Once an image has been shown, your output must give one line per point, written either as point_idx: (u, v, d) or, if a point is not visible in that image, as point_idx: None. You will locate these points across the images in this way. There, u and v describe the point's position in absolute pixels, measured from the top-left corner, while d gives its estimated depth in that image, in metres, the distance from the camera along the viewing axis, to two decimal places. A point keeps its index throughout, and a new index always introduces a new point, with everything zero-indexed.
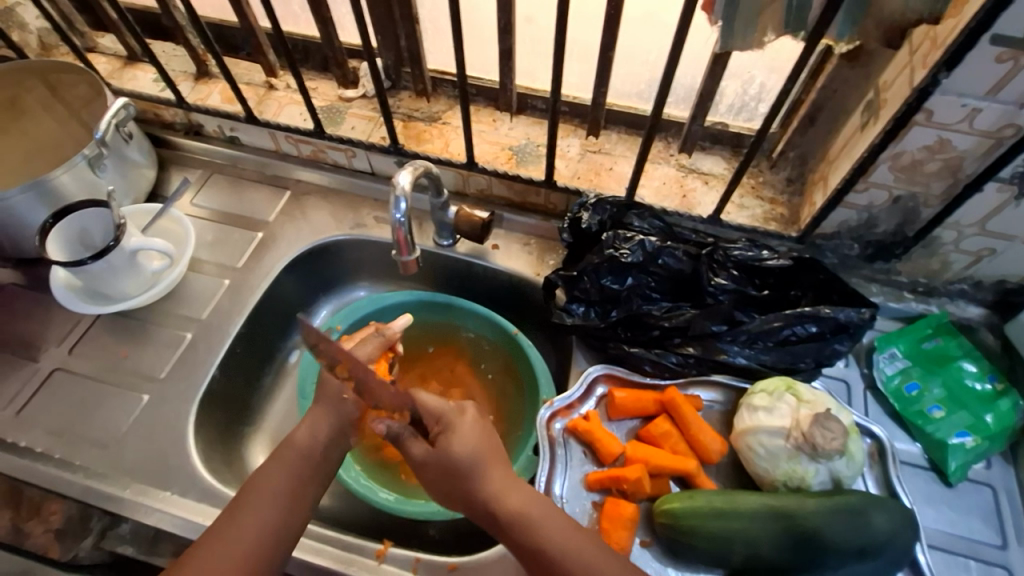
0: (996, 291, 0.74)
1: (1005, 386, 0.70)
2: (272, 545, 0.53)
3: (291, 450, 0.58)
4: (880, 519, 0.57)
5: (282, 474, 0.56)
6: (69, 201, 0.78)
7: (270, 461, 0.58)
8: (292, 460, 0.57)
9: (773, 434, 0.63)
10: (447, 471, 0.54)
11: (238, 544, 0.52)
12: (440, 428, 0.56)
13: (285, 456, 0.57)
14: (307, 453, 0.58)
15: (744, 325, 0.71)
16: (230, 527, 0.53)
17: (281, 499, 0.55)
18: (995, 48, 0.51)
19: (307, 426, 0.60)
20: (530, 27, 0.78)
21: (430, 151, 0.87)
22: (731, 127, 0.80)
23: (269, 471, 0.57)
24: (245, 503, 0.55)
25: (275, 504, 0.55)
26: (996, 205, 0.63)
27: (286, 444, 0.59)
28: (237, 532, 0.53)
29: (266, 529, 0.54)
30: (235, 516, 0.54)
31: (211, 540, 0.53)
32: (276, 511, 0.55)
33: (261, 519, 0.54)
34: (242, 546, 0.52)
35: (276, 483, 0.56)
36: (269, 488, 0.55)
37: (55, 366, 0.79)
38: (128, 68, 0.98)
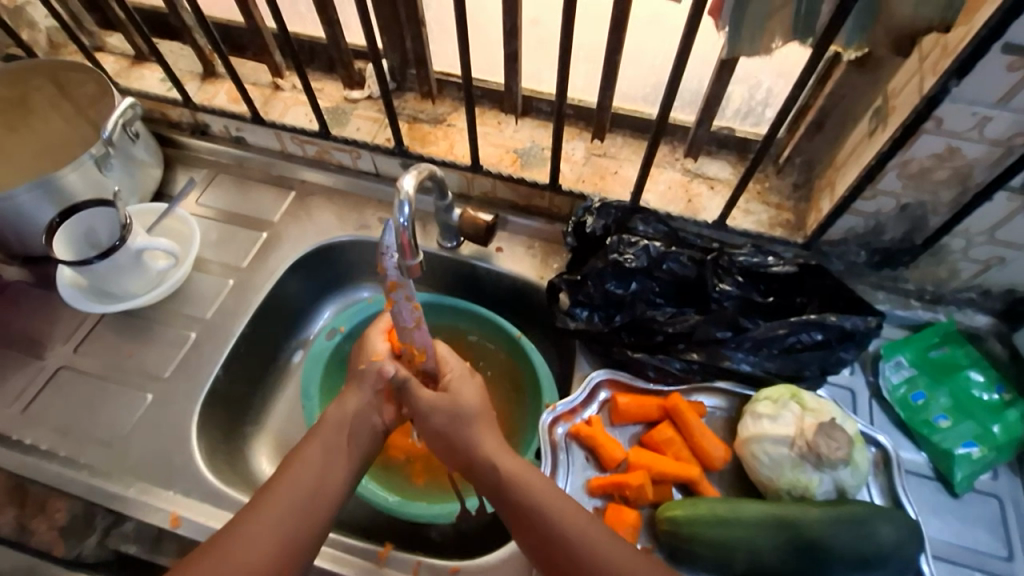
0: (1005, 299, 0.74)
1: (1012, 396, 0.70)
2: (311, 509, 0.55)
3: (325, 423, 0.61)
4: (886, 530, 0.56)
5: (321, 444, 0.59)
6: (75, 200, 0.79)
7: (308, 438, 0.60)
8: (328, 431, 0.60)
9: (778, 442, 0.62)
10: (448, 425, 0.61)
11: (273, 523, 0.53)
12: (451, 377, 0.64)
13: (323, 428, 0.60)
14: (345, 425, 0.61)
15: (749, 331, 0.70)
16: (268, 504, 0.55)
17: (318, 468, 0.58)
18: (1007, 56, 0.50)
19: (341, 404, 0.62)
20: (536, 30, 0.78)
21: (434, 153, 0.87)
22: (738, 132, 0.79)
23: (311, 440, 0.60)
24: (285, 469, 0.57)
25: (314, 472, 0.57)
26: (1006, 213, 0.63)
27: (323, 417, 0.61)
28: (277, 495, 0.55)
29: (304, 492, 0.56)
30: (275, 482, 0.56)
31: (252, 505, 0.55)
32: (314, 476, 0.57)
33: (298, 484, 0.56)
34: (278, 511, 0.54)
35: (313, 452, 0.58)
36: (304, 469, 0.57)
37: (61, 364, 0.79)
38: (135, 67, 0.99)
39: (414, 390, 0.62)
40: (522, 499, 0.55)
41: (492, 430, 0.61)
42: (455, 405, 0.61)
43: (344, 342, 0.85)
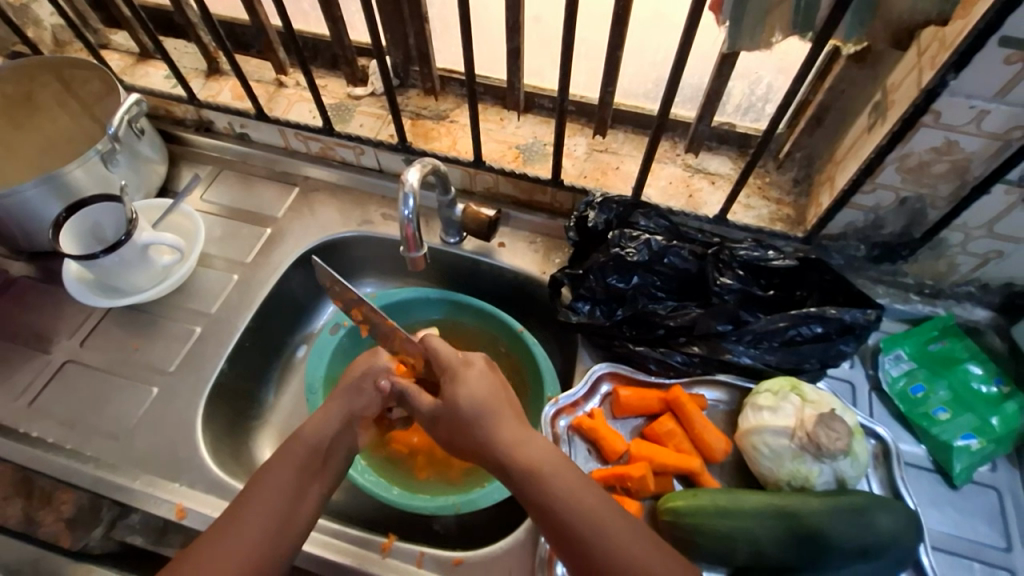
0: (1003, 293, 0.74)
1: (1011, 389, 0.70)
2: (283, 534, 0.55)
3: (296, 444, 0.59)
4: (884, 520, 0.57)
5: (291, 465, 0.58)
6: (82, 196, 0.79)
7: (280, 455, 0.59)
8: (299, 455, 0.59)
9: (777, 434, 0.63)
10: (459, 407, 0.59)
11: (242, 543, 0.53)
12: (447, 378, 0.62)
13: (293, 448, 0.59)
14: (316, 449, 0.60)
15: (750, 324, 0.70)
16: (239, 523, 0.54)
17: (289, 493, 0.56)
18: (1004, 49, 0.50)
19: (311, 427, 0.61)
20: (538, 26, 0.79)
21: (437, 149, 0.88)
22: (738, 127, 0.80)
23: (280, 461, 0.58)
24: (255, 493, 0.56)
25: (284, 498, 0.56)
26: (1004, 207, 0.63)
27: (294, 437, 0.60)
28: (249, 521, 0.54)
29: (274, 523, 0.54)
30: (243, 508, 0.55)
31: (223, 531, 0.53)
32: (284, 501, 0.56)
33: (272, 503, 0.55)
34: (244, 540, 0.53)
35: (284, 475, 0.57)
36: (275, 488, 0.56)
37: (67, 358, 0.80)
38: (140, 65, 1.00)
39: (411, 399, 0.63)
40: (540, 492, 0.53)
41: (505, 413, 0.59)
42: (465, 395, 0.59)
43: (347, 337, 0.86)
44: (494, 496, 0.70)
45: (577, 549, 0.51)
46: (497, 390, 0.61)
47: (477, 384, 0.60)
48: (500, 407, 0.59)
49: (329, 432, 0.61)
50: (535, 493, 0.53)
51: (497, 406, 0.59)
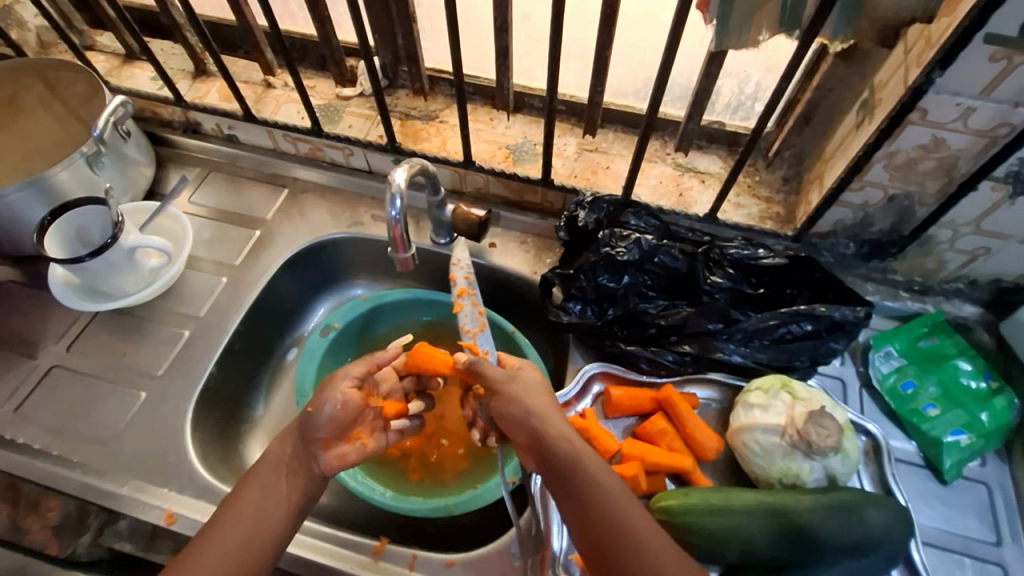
0: (992, 289, 0.75)
1: (1000, 384, 0.71)
2: (248, 555, 0.54)
3: (262, 465, 0.59)
4: (875, 516, 0.57)
5: (258, 485, 0.58)
6: (67, 199, 0.79)
7: (246, 477, 0.59)
8: (261, 475, 0.58)
9: (768, 432, 0.63)
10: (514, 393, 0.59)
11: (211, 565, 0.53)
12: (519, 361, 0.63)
13: (261, 467, 0.59)
14: (281, 468, 0.59)
15: (740, 323, 0.71)
16: (206, 545, 0.54)
17: (252, 513, 0.56)
18: (988, 47, 0.51)
19: (277, 447, 0.60)
20: (527, 26, 0.79)
21: (427, 149, 0.88)
22: (727, 126, 0.80)
23: (251, 480, 0.58)
24: (223, 514, 0.56)
25: (247, 518, 0.56)
26: (991, 203, 0.64)
27: (264, 457, 0.60)
28: (214, 542, 0.54)
29: (237, 544, 0.54)
30: (210, 531, 0.55)
31: (189, 552, 0.54)
32: (249, 521, 0.56)
33: (236, 524, 0.55)
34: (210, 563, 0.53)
35: (251, 495, 0.57)
36: (240, 508, 0.56)
37: (53, 363, 0.79)
38: (126, 66, 0.99)
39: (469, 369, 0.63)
40: (575, 474, 0.54)
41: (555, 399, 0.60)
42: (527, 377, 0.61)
43: (337, 339, 0.85)
44: (483, 498, 0.69)
45: (593, 532, 0.52)
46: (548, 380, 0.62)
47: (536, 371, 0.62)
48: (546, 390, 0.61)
49: (289, 449, 0.60)
50: (581, 487, 0.54)
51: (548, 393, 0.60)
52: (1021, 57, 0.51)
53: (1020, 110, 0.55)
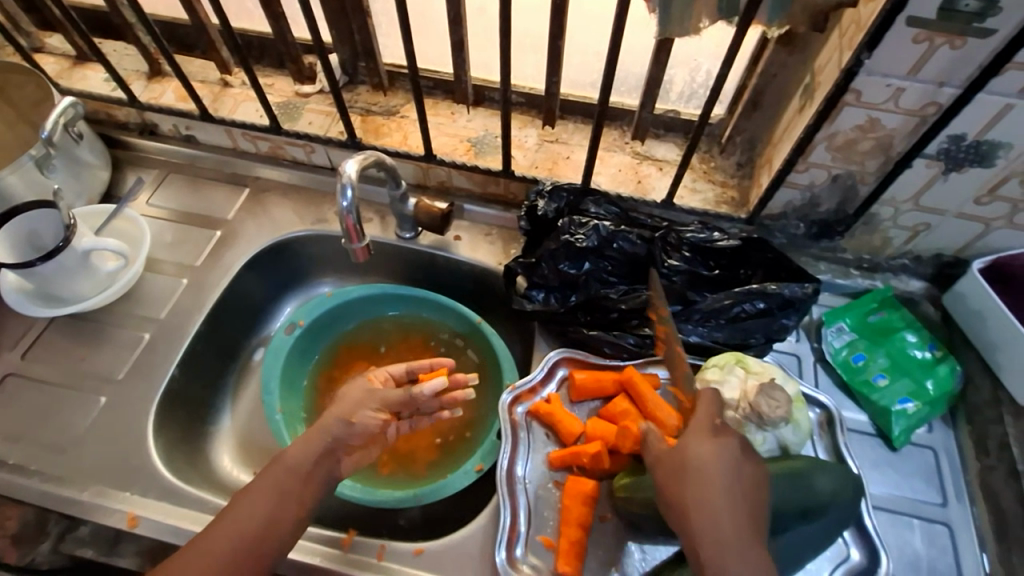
0: (935, 264, 0.78)
1: (943, 353, 0.74)
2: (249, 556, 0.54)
3: (279, 468, 0.58)
4: (823, 481, 0.59)
5: (273, 485, 0.57)
6: (16, 203, 0.77)
7: (264, 474, 0.58)
8: (279, 478, 0.58)
9: (723, 406, 0.65)
10: (676, 475, 0.54)
11: (208, 558, 0.52)
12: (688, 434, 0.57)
13: (278, 467, 0.59)
14: (299, 471, 0.59)
15: (696, 303, 0.73)
16: (212, 541, 0.54)
17: (263, 514, 0.56)
18: (911, 29, 0.53)
19: (298, 450, 0.60)
20: (482, 19, 0.80)
21: (388, 145, 0.88)
22: (682, 114, 0.82)
23: (266, 479, 0.58)
24: (233, 512, 0.56)
25: (259, 518, 0.55)
26: (927, 180, 0.67)
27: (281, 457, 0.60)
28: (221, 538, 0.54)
29: (241, 544, 0.54)
30: (217, 527, 0.55)
31: (191, 547, 0.53)
32: (260, 521, 0.55)
33: (246, 524, 0.55)
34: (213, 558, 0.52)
35: (263, 494, 0.57)
36: (250, 508, 0.56)
37: (9, 371, 0.78)
38: (77, 68, 0.97)
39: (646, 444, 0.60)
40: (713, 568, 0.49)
41: (728, 484, 0.52)
42: (678, 456, 0.55)
43: (303, 337, 0.85)
44: (452, 486, 0.70)
45: None
46: (722, 457, 0.54)
47: (704, 447, 0.55)
48: (720, 475, 0.53)
49: (313, 453, 0.60)
50: None
51: (721, 478, 0.53)
52: (941, 39, 0.54)
53: (945, 89, 0.58)
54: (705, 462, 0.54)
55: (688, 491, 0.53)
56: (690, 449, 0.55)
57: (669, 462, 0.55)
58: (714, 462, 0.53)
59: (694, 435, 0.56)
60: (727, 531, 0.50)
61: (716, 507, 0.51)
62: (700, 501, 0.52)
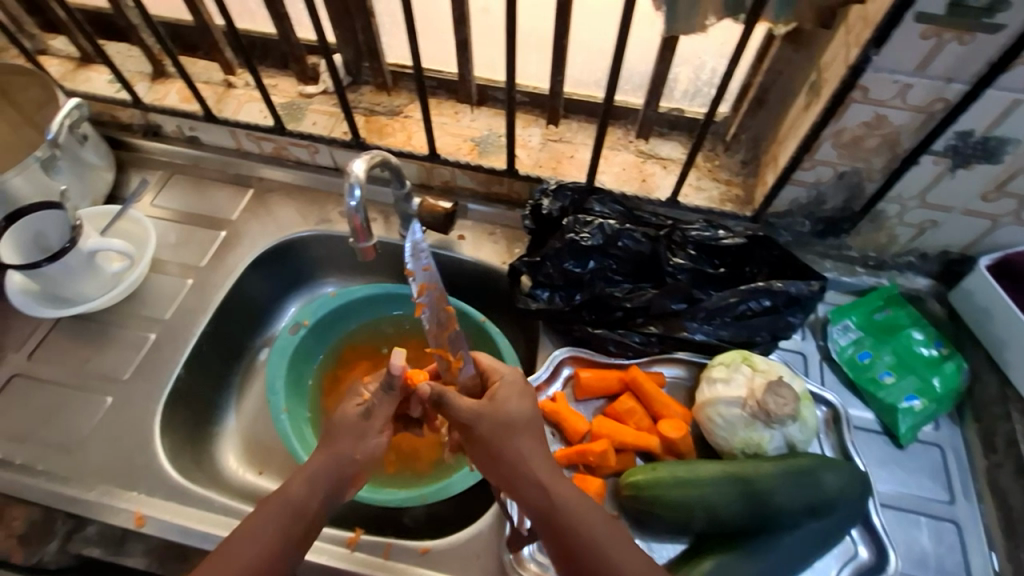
0: (941, 261, 0.78)
1: (950, 350, 0.74)
2: None
3: (281, 499, 0.54)
4: (831, 478, 0.59)
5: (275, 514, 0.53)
6: (23, 204, 0.77)
7: (261, 509, 0.54)
8: (280, 514, 0.53)
9: (730, 404, 0.64)
10: (499, 431, 0.56)
11: None
12: (498, 388, 0.59)
13: (279, 496, 0.54)
14: (305, 502, 0.54)
15: (702, 301, 0.73)
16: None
17: (265, 543, 0.52)
18: (919, 25, 0.53)
19: (301, 477, 0.55)
20: (486, 18, 0.80)
21: (393, 145, 0.88)
22: (686, 112, 0.82)
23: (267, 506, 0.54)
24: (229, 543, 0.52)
25: (259, 547, 0.51)
26: (933, 176, 0.67)
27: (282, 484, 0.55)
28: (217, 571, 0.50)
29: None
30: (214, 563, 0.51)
31: None
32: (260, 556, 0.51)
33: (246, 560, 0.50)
34: None
35: (263, 528, 0.52)
36: (250, 543, 0.51)
37: (15, 372, 0.78)
38: (82, 69, 0.97)
39: (452, 402, 0.57)
40: (560, 519, 0.52)
41: (539, 440, 0.57)
42: (503, 416, 0.56)
43: (308, 336, 0.85)
44: (457, 485, 0.70)
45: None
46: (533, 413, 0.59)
47: (523, 403, 0.58)
48: (533, 433, 0.57)
49: (314, 487, 0.55)
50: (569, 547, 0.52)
51: (534, 432, 0.57)
52: (949, 34, 0.54)
53: (954, 85, 0.58)
54: (524, 418, 0.58)
55: (504, 445, 0.55)
56: (505, 405, 0.57)
57: (490, 418, 0.56)
58: (532, 417, 0.58)
59: (507, 392, 0.59)
60: (545, 474, 0.55)
61: (538, 459, 0.56)
62: (523, 457, 0.55)
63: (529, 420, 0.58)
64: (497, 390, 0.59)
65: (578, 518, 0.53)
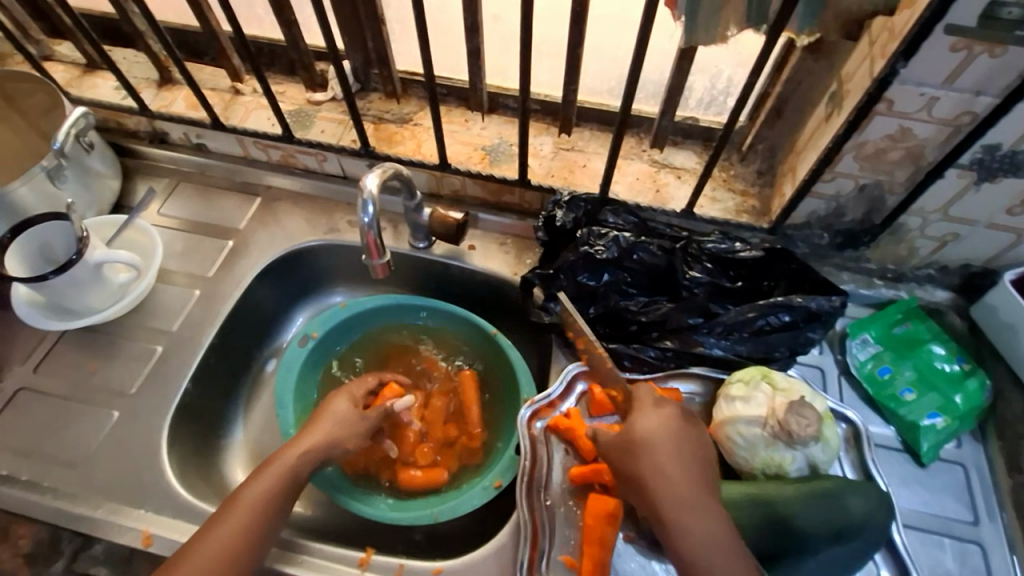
0: (962, 274, 0.76)
1: (972, 366, 0.73)
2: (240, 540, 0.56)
3: (272, 464, 0.61)
4: (855, 502, 0.58)
5: (231, 535, 0.56)
6: (29, 215, 0.76)
7: (257, 471, 0.61)
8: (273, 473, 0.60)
9: (750, 424, 0.63)
10: (626, 454, 0.57)
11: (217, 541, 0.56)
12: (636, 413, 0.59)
13: (235, 513, 0.57)
14: (256, 520, 0.57)
15: (719, 316, 0.71)
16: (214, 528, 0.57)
17: (263, 495, 0.59)
18: (949, 37, 0.52)
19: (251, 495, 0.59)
20: (497, 26, 0.79)
21: (402, 153, 0.86)
22: (701, 121, 0.81)
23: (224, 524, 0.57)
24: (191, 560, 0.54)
25: (259, 498, 0.59)
26: (957, 190, 0.65)
27: (235, 500, 0.58)
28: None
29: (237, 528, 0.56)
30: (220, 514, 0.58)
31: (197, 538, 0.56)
32: (257, 506, 0.58)
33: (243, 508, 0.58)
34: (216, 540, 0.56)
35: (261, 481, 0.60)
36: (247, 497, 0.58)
37: (20, 385, 0.77)
38: (87, 76, 0.95)
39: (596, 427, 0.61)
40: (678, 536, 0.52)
41: (687, 458, 0.55)
42: (639, 437, 0.57)
43: (317, 348, 0.83)
44: (471, 502, 0.69)
45: None
46: (671, 431, 0.57)
47: (656, 422, 0.57)
48: (668, 450, 0.56)
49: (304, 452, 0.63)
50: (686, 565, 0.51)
51: (676, 447, 0.56)
52: (980, 47, 0.52)
53: (982, 99, 0.56)
54: (657, 436, 0.56)
55: (643, 465, 0.55)
56: (634, 426, 0.58)
57: (630, 439, 0.57)
58: (666, 434, 0.57)
59: (638, 412, 0.59)
60: (671, 499, 0.53)
61: (671, 472, 0.54)
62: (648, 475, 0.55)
63: (668, 437, 0.57)
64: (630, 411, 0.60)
65: (704, 549, 0.51)
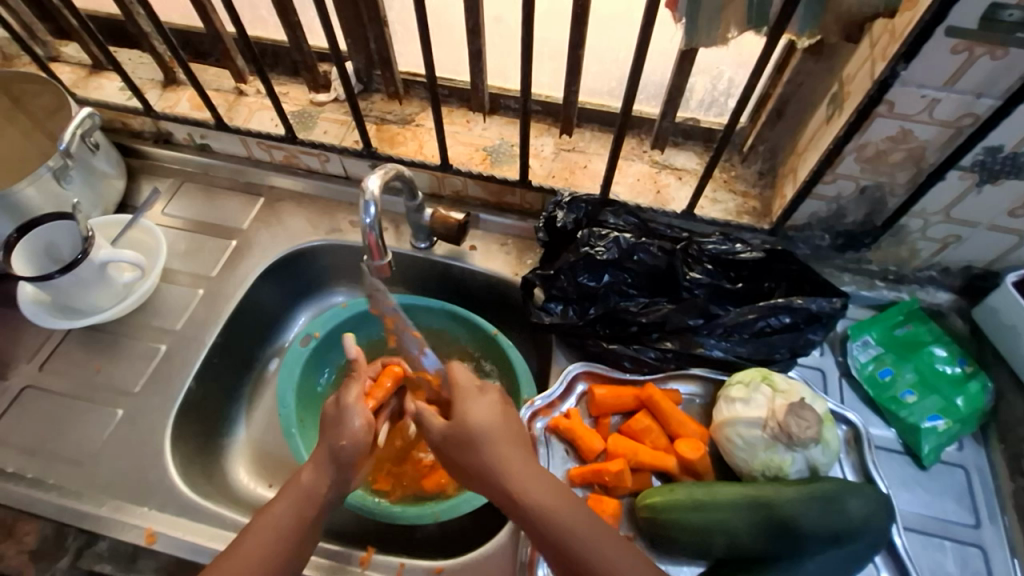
0: (963, 276, 0.76)
1: (974, 368, 0.72)
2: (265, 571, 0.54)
3: (296, 487, 0.58)
4: (855, 505, 0.58)
5: (257, 550, 0.55)
6: (35, 215, 0.77)
7: (278, 496, 0.58)
8: (297, 499, 0.57)
9: (751, 425, 0.63)
10: (463, 448, 0.56)
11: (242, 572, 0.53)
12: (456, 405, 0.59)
13: (258, 543, 0.55)
14: (282, 537, 0.56)
15: (720, 317, 0.71)
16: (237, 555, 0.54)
17: (289, 521, 0.56)
18: (950, 39, 0.52)
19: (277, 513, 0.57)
20: (499, 27, 0.79)
21: (404, 154, 0.87)
22: (702, 122, 0.81)
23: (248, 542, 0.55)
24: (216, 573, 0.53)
25: (284, 524, 0.56)
26: (959, 192, 0.65)
27: (257, 527, 0.56)
28: None
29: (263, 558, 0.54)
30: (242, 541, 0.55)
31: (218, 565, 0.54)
32: (282, 534, 0.56)
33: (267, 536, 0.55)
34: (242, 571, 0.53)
35: (284, 506, 0.57)
36: (270, 524, 0.56)
37: (26, 384, 0.77)
38: (93, 77, 0.96)
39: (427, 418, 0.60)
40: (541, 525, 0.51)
41: (515, 448, 0.56)
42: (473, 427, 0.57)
43: (319, 348, 0.84)
44: (472, 502, 0.69)
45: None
46: (499, 422, 0.57)
47: (484, 413, 0.58)
48: (502, 441, 0.56)
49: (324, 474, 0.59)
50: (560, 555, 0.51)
51: (499, 436, 0.56)
52: (981, 49, 0.52)
53: (983, 101, 0.56)
54: (487, 428, 0.57)
55: (480, 459, 0.55)
56: (463, 422, 0.57)
57: (457, 430, 0.57)
58: (496, 424, 0.57)
59: (466, 403, 0.59)
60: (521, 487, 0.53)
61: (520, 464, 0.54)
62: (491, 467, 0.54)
63: (496, 428, 0.57)
64: (455, 402, 0.59)
65: (581, 525, 0.52)
